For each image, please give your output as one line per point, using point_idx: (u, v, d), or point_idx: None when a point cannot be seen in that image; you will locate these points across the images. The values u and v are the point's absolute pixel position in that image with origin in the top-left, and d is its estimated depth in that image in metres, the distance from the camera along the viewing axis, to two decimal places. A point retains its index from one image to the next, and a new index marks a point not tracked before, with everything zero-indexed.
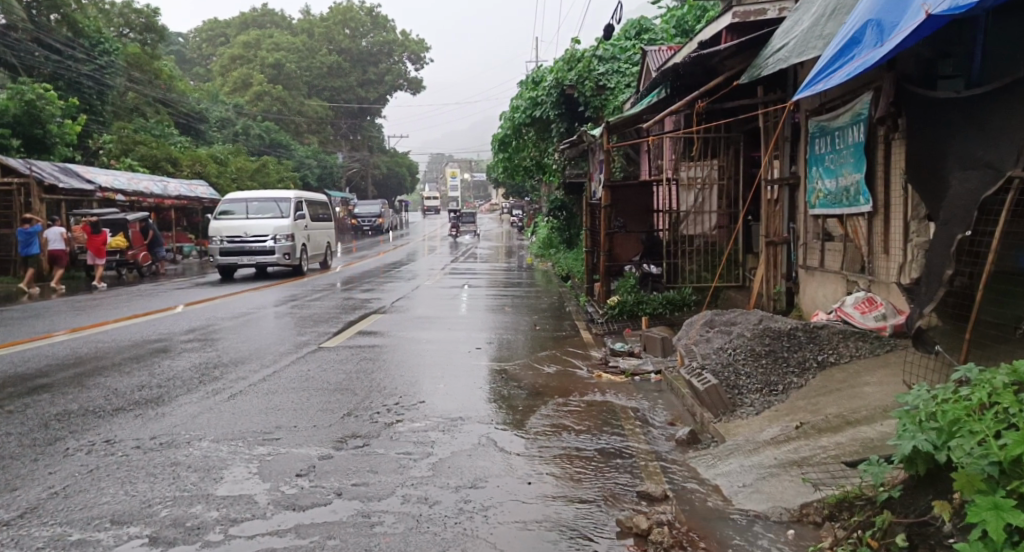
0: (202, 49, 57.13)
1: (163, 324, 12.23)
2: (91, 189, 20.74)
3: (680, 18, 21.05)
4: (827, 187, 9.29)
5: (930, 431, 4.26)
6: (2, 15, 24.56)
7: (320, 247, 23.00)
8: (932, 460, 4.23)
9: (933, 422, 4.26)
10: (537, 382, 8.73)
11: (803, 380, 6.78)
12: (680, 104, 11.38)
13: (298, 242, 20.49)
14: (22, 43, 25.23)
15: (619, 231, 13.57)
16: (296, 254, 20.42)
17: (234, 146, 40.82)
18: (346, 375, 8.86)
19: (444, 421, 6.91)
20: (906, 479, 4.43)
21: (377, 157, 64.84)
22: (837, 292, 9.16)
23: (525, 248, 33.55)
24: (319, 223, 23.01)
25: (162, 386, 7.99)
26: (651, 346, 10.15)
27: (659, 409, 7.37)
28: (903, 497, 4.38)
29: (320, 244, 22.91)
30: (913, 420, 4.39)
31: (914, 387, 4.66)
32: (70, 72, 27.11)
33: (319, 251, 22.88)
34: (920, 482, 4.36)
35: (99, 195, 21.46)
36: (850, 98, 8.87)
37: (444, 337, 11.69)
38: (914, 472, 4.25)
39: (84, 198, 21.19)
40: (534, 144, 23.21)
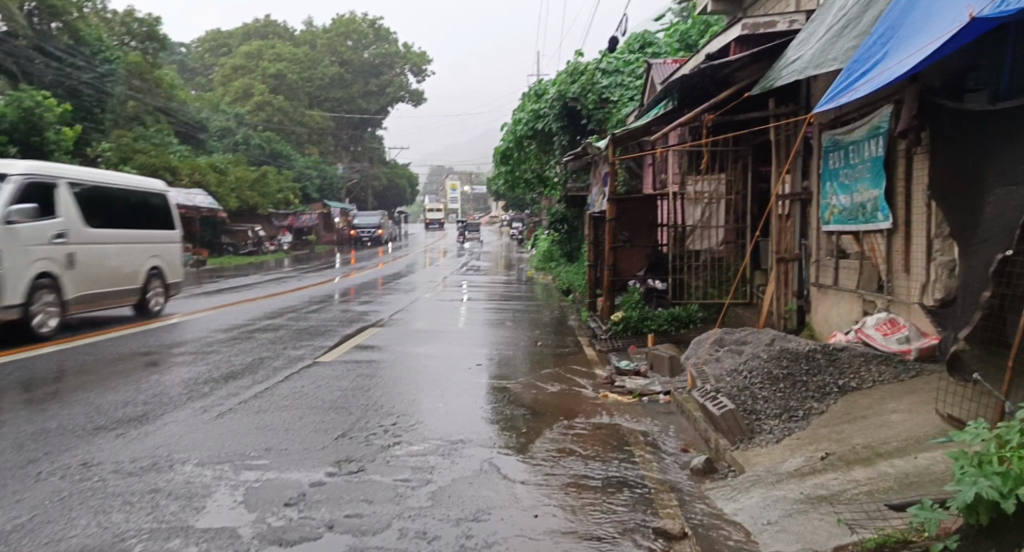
0: (204, 59, 56.94)
1: (155, 336, 11.92)
2: None
3: (684, 33, 20.90)
4: (841, 203, 8.93)
5: (994, 476, 3.99)
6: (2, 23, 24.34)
7: (139, 275, 13.26)
8: (995, 508, 3.98)
9: (998, 467, 3.99)
10: (541, 402, 8.37)
11: (824, 406, 6.41)
12: (689, 117, 11.01)
13: (29, 270, 10.57)
14: (22, 50, 25.01)
15: (623, 246, 13.23)
16: (11, 290, 10.27)
17: (234, 156, 40.61)
18: (341, 393, 8.49)
19: (444, 444, 6.56)
20: (963, 527, 4.14)
21: (378, 169, 64.72)
22: (852, 312, 8.77)
23: (525, 261, 33.31)
24: (116, 231, 12.61)
25: (147, 406, 7.64)
26: (658, 365, 9.79)
27: (670, 433, 7.01)
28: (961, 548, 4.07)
29: (117, 267, 12.58)
30: (973, 463, 4.11)
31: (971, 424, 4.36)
32: (69, 79, 26.84)
33: (119, 283, 12.69)
34: (981, 532, 4.08)
35: None
36: (867, 111, 8.51)
37: (444, 352, 11.34)
38: (975, 521, 4.00)
39: None
40: (536, 157, 22.86)
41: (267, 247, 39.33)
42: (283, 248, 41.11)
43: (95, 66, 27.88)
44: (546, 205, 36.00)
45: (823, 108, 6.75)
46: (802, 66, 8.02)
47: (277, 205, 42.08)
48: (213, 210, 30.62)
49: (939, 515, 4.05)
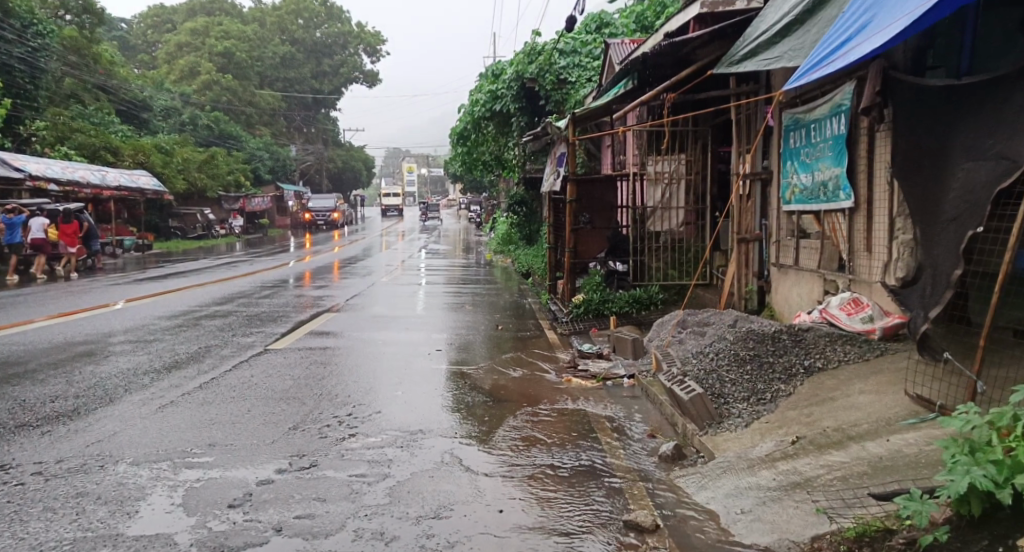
0: (147, 36, 55.44)
1: (95, 323, 11.53)
2: (18, 177, 20.19)
3: (640, 15, 20.63)
4: (802, 182, 8.78)
5: (989, 465, 3.91)
6: None
7: None
8: (988, 498, 3.89)
9: (993, 456, 3.92)
10: (502, 388, 8.12)
11: (792, 387, 6.23)
12: (649, 95, 10.76)
13: None
14: None
15: (584, 227, 13.02)
16: None
17: (181, 136, 39.69)
18: (294, 381, 8.19)
19: (403, 435, 6.29)
20: (951, 518, 4.03)
21: (333, 151, 63.83)
22: (813, 292, 8.62)
23: (483, 244, 33.01)
24: None
25: (80, 400, 7.27)
26: (621, 348, 9.58)
27: (635, 419, 6.81)
28: (951, 541, 3.96)
29: None
30: (966, 452, 4.02)
31: (959, 408, 4.25)
32: (1, 55, 25.81)
33: None
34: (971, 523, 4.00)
35: (29, 183, 20.92)
36: (827, 89, 8.37)
37: (400, 337, 11.06)
38: (967, 511, 3.91)
39: (12, 186, 20.58)
40: (494, 140, 22.43)
41: (217, 230, 38.54)
42: (234, 232, 40.33)
43: (28, 41, 26.83)
44: (504, 187, 35.66)
45: (792, 85, 6.58)
46: (778, 48, 7.89)
47: (227, 187, 41.23)
48: (158, 192, 29.93)
49: (930, 506, 3.90)
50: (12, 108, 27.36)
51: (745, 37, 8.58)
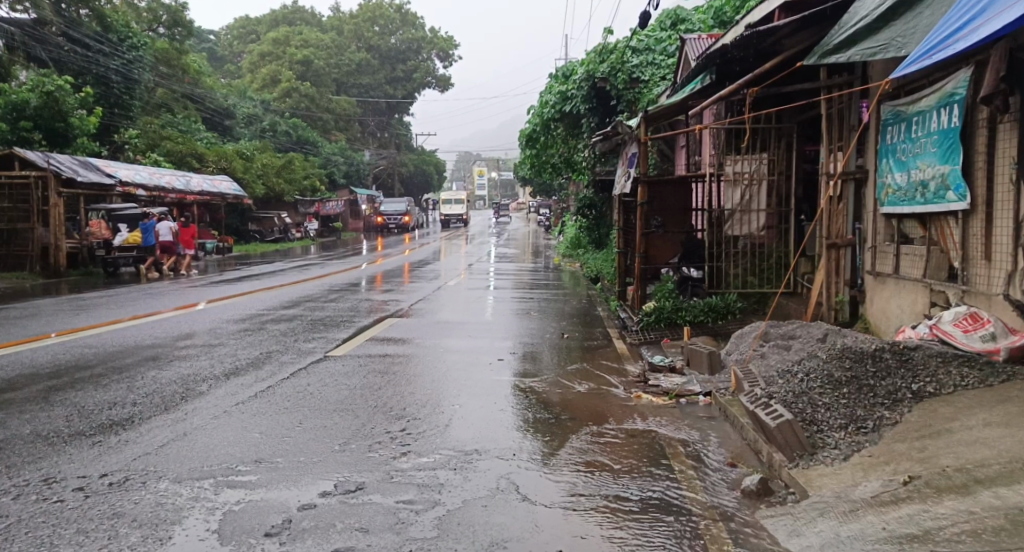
0: (233, 46, 56.40)
1: (164, 325, 11.34)
2: (109, 184, 20.10)
3: (718, 10, 19.84)
4: (900, 182, 8.06)
5: None
6: (31, 10, 23.77)
7: None
8: None
9: None
10: (570, 403, 7.57)
11: (897, 415, 5.53)
12: (732, 89, 10.08)
13: None
14: (53, 38, 24.41)
15: (656, 231, 12.37)
16: None
17: (261, 142, 40.13)
18: (350, 392, 7.76)
19: (456, 455, 5.78)
20: None
21: (405, 156, 63.99)
22: (917, 305, 7.86)
23: (552, 248, 32.44)
24: None
25: (137, 408, 6.95)
26: (696, 362, 8.92)
27: (713, 444, 6.17)
28: None
29: None
30: None
31: None
32: (98, 66, 26.21)
33: None
34: None
35: (119, 189, 21.01)
36: (935, 78, 7.62)
37: (465, 344, 10.60)
38: None
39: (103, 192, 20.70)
40: (564, 142, 21.82)
41: (293, 234, 38.79)
42: (309, 235, 40.58)
43: (124, 53, 27.25)
44: (575, 190, 35.01)
45: (901, 74, 6.20)
46: (882, 36, 7.36)
47: (303, 192, 41.42)
48: (239, 197, 30.16)
49: None
50: (109, 118, 27.87)
51: (840, 24, 7.96)
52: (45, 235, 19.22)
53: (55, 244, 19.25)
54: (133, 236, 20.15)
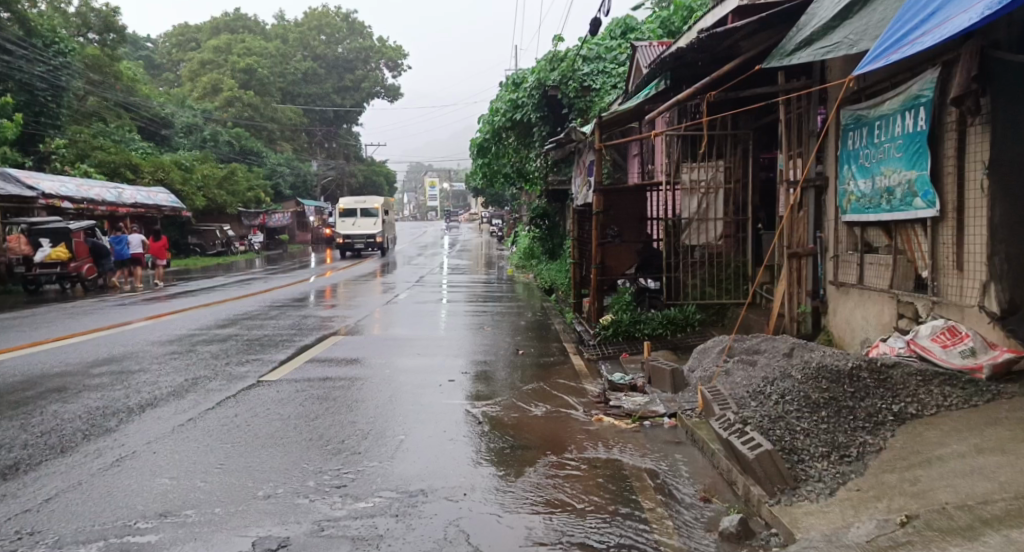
0: (171, 54, 54.70)
1: (81, 349, 10.54)
2: (30, 196, 19.22)
3: (665, 18, 19.56)
4: (862, 189, 7.65)
5: None
6: None
7: None
8: None
9: None
10: (524, 429, 7.01)
11: (880, 440, 5.04)
12: (685, 94, 9.59)
13: None
14: None
15: (611, 242, 11.87)
16: None
17: (202, 153, 38.97)
18: (285, 422, 7.12)
19: (399, 499, 5.28)
20: None
21: (355, 166, 63.03)
22: (883, 317, 7.44)
23: (506, 259, 31.77)
24: None
25: (28, 451, 6.24)
26: (658, 380, 8.43)
27: (683, 475, 5.66)
28: None
29: None
30: None
31: None
32: (22, 74, 25.02)
33: None
34: None
35: (41, 202, 20.01)
36: (899, 80, 7.18)
37: (412, 364, 9.99)
38: None
39: (24, 205, 19.67)
40: (516, 151, 21.32)
41: (237, 247, 37.71)
42: (254, 248, 39.51)
43: (50, 60, 25.99)
44: (526, 200, 34.33)
45: (863, 70, 5.77)
46: (837, 35, 6.94)
47: (247, 204, 40.36)
48: (177, 208, 29.11)
49: None
50: (36, 127, 26.70)
51: (800, 25, 7.50)
52: None
53: None
54: (55, 251, 19.10)
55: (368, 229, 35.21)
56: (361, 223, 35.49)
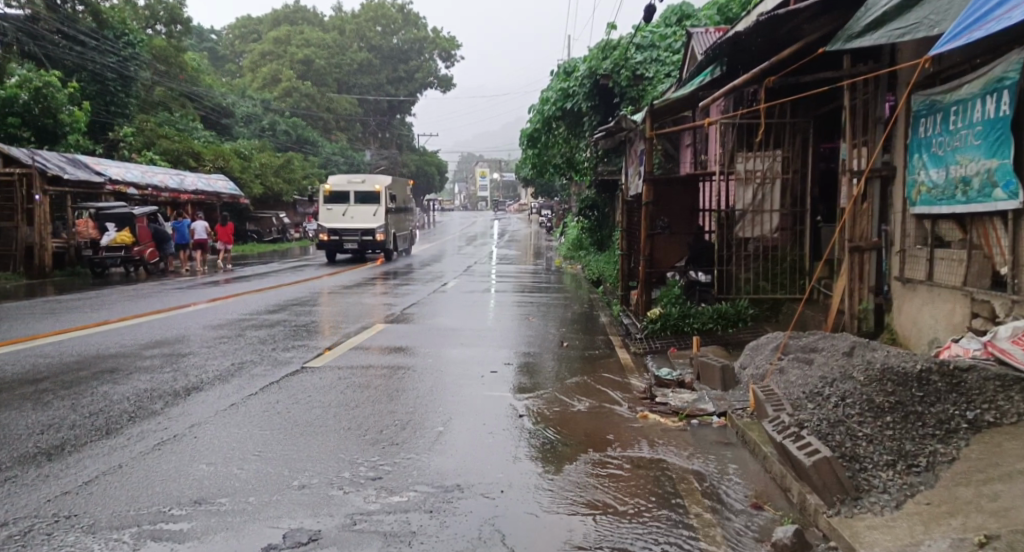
0: (234, 46, 55.15)
1: (135, 332, 10.53)
2: (98, 182, 19.47)
3: (723, 5, 19.10)
4: (934, 179, 7.24)
5: None
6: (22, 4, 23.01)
7: None
8: None
9: None
10: (568, 424, 6.74)
11: (952, 450, 4.65)
12: (744, 80, 9.21)
13: None
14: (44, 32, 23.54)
15: (662, 233, 11.53)
16: None
17: (260, 142, 39.24)
18: (323, 410, 6.95)
19: (434, 494, 5.06)
20: None
21: (407, 156, 63.25)
22: (955, 316, 7.04)
23: (554, 250, 31.43)
24: None
25: (73, 432, 6.15)
26: (707, 376, 8.11)
27: (733, 478, 5.34)
28: None
29: None
30: None
31: None
32: (92, 63, 25.36)
33: None
34: None
35: (110, 187, 20.28)
36: (977, 63, 6.76)
37: (457, 354, 9.77)
38: None
39: (91, 191, 19.93)
40: (566, 141, 21.04)
41: (291, 235, 37.98)
42: (308, 236, 39.78)
43: (119, 51, 26.36)
44: (575, 192, 33.96)
45: (941, 49, 5.39)
46: (913, 15, 6.55)
47: (302, 192, 40.67)
48: (235, 196, 29.35)
49: None
50: (103, 115, 27.11)
51: (869, 6, 7.11)
52: (29, 235, 18.43)
53: (40, 244, 18.49)
54: (121, 235, 19.21)
55: (363, 222, 25.12)
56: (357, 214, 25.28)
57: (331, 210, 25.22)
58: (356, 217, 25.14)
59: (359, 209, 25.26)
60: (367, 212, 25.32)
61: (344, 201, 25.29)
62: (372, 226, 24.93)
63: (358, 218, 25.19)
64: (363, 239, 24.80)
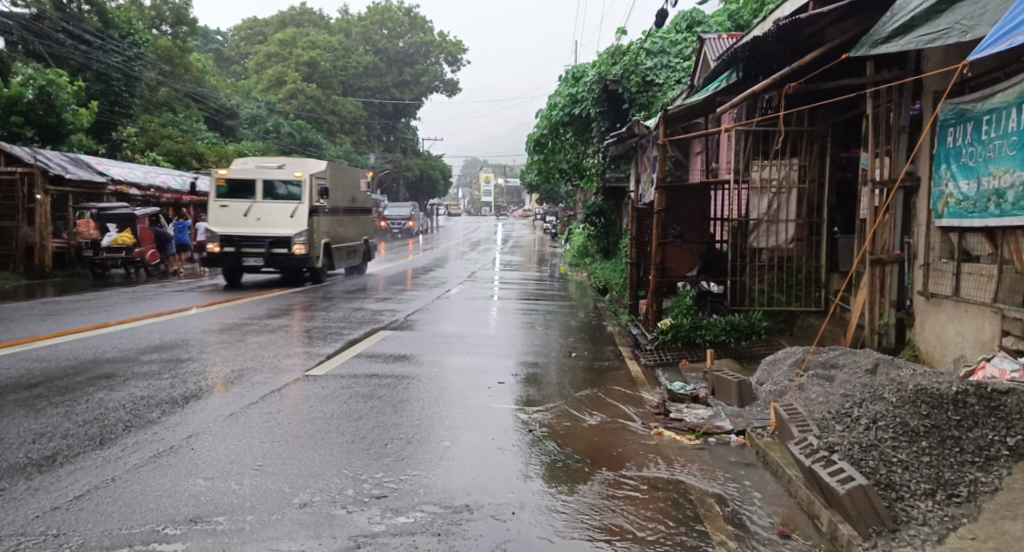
0: (239, 47, 54.99)
1: (134, 335, 10.27)
2: (101, 182, 19.23)
3: (734, 11, 18.85)
4: (962, 191, 7.01)
5: None
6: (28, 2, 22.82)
7: None
8: None
9: None
10: (579, 440, 6.49)
11: (995, 479, 4.47)
12: (762, 86, 8.96)
13: None
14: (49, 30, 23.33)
15: (674, 242, 11.25)
16: None
17: (264, 144, 38.99)
18: (325, 421, 6.69)
19: (442, 515, 4.81)
20: None
21: (411, 160, 63.10)
22: (984, 333, 6.83)
23: (558, 257, 31.19)
24: None
25: (67, 441, 5.90)
26: (722, 391, 7.85)
27: (756, 502, 5.09)
28: None
29: None
30: None
31: None
32: (98, 62, 25.15)
33: None
34: None
35: (111, 187, 20.03)
36: (1011, 71, 6.54)
37: (463, 363, 9.52)
38: None
39: (94, 191, 19.69)
40: (573, 147, 20.80)
41: None
42: None
43: (124, 50, 26.12)
44: (580, 199, 33.71)
45: (981, 55, 5.16)
46: (944, 20, 6.31)
47: None
48: None
49: None
50: (108, 115, 26.88)
51: (895, 10, 6.86)
52: (30, 235, 18.19)
53: (40, 244, 18.25)
54: (123, 236, 19.01)
55: (275, 226, 16.67)
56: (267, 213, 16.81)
57: (227, 209, 16.76)
58: (265, 220, 16.64)
59: (269, 208, 16.75)
60: (281, 212, 16.78)
61: (249, 194, 16.89)
62: (287, 233, 16.55)
63: (269, 221, 16.68)
64: (272, 252, 16.52)
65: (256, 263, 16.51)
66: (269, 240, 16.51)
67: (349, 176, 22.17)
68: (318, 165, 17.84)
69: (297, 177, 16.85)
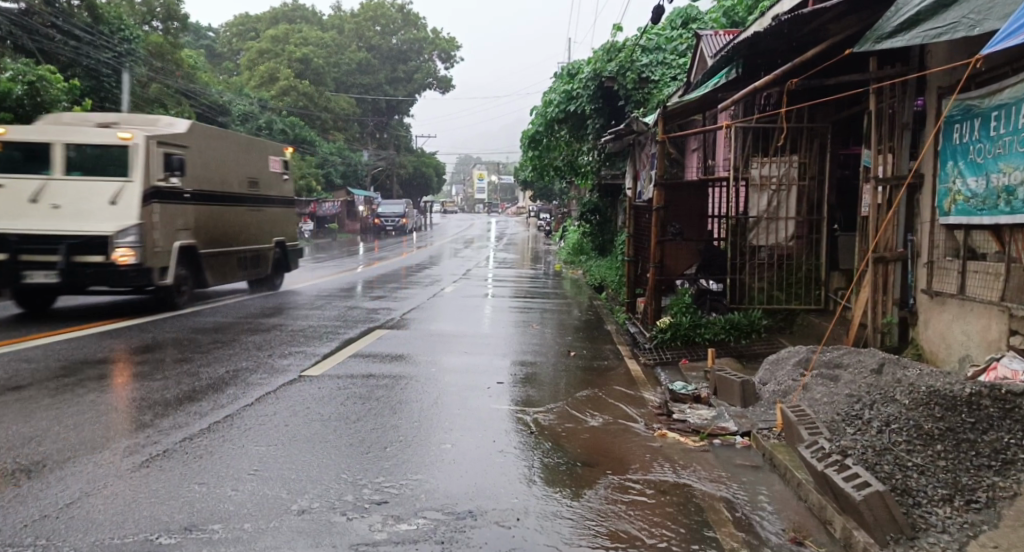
0: (231, 44, 54.60)
1: (126, 335, 10.10)
2: None
3: (730, 8, 18.72)
4: (970, 188, 6.91)
5: None
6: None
7: None
8: None
9: None
10: (581, 441, 6.38)
11: (1013, 485, 4.46)
12: (763, 82, 8.82)
13: None
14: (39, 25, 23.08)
15: (673, 240, 11.12)
16: None
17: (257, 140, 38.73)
18: (322, 423, 6.56)
19: (445, 522, 4.71)
20: None
21: (404, 157, 62.88)
22: (990, 332, 6.74)
23: (552, 254, 31.07)
24: None
25: (56, 446, 5.76)
26: (724, 391, 7.73)
27: (765, 507, 5.01)
28: None
29: None
30: None
31: None
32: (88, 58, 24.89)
33: None
34: None
35: None
36: (1020, 66, 6.43)
37: (460, 363, 9.37)
38: None
39: None
40: (569, 144, 20.67)
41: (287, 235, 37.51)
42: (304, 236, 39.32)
43: (115, 46, 25.87)
44: (574, 196, 33.60)
45: None
46: (950, 15, 6.18)
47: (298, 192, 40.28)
48: None
49: None
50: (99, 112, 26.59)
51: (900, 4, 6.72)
52: None
53: None
54: None
55: (81, 215, 10.45)
56: (69, 197, 10.59)
57: (6, 190, 10.57)
58: (66, 208, 10.47)
59: (73, 189, 10.63)
60: (96, 195, 10.63)
61: (44, 167, 10.79)
62: (105, 231, 10.38)
63: (75, 210, 10.51)
64: (74, 260, 10.32)
65: (47, 279, 10.25)
66: (67, 242, 10.29)
67: (229, 136, 12.95)
68: (181, 128, 11.70)
69: (125, 142, 10.76)
